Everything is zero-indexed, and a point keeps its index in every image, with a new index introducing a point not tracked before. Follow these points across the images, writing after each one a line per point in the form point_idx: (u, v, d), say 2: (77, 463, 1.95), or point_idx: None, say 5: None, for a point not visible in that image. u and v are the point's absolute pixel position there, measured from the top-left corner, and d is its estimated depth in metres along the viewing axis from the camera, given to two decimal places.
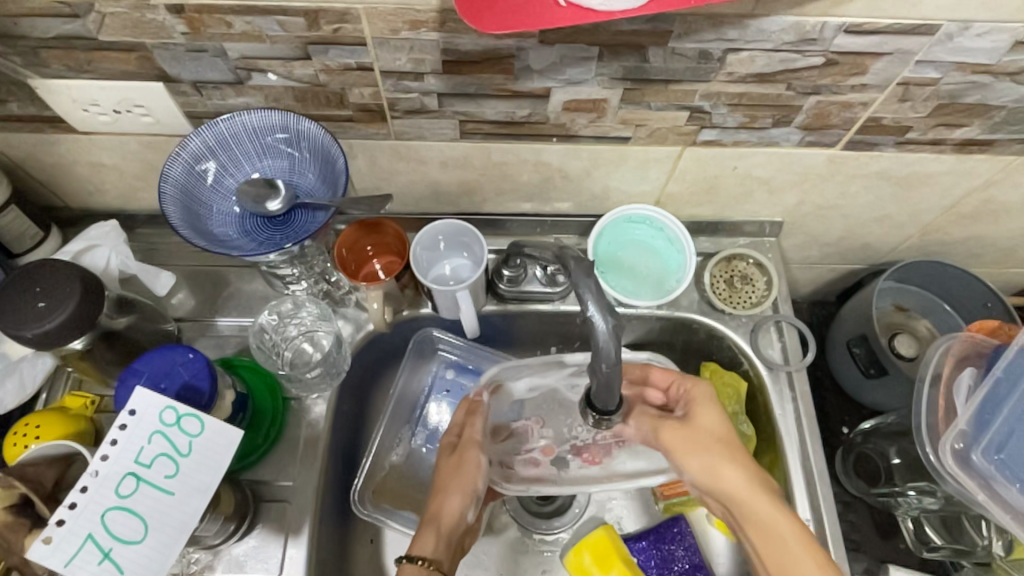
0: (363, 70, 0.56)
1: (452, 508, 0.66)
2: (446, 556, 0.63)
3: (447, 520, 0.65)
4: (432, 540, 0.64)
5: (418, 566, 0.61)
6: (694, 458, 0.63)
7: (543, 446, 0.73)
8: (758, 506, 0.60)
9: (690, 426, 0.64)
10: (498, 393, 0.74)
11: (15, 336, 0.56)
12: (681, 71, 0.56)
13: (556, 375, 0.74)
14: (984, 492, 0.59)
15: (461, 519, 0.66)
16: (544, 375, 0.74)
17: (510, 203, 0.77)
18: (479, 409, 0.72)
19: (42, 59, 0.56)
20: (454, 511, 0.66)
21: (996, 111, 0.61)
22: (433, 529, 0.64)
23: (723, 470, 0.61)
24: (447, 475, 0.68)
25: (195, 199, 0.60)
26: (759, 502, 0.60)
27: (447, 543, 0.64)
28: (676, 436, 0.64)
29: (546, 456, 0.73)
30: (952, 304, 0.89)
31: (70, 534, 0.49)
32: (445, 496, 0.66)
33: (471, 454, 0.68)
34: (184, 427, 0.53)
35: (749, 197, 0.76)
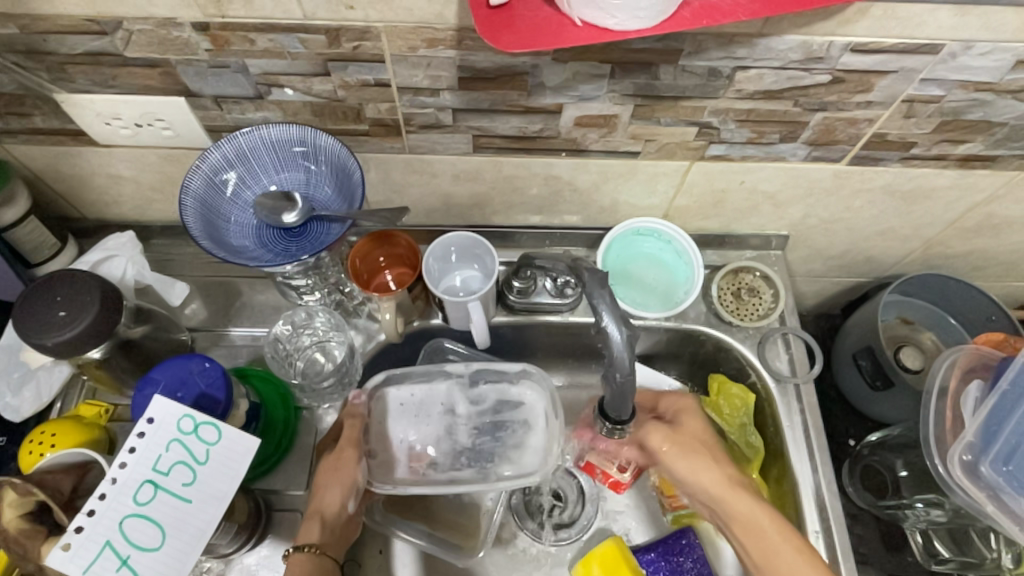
0: (381, 86, 0.58)
1: (332, 500, 0.62)
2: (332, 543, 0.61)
3: (332, 510, 0.62)
4: (318, 529, 0.60)
5: (306, 553, 0.58)
6: (683, 459, 0.65)
7: (418, 450, 0.72)
8: (739, 498, 0.62)
9: (679, 433, 0.67)
10: (375, 401, 0.73)
11: (36, 344, 0.57)
12: (691, 88, 0.58)
13: (441, 384, 0.75)
14: (993, 504, 0.60)
15: (342, 510, 0.63)
16: (426, 384, 0.75)
17: (519, 216, 0.78)
18: (359, 414, 0.69)
19: (69, 74, 0.57)
20: (336, 502, 0.62)
21: (998, 128, 0.63)
22: (317, 521, 0.61)
23: (689, 468, 0.65)
24: (330, 470, 0.64)
25: (214, 211, 0.61)
26: (741, 497, 0.62)
27: (333, 532, 0.62)
28: (662, 442, 0.67)
29: (418, 461, 0.71)
30: (956, 317, 0.90)
31: (89, 541, 0.49)
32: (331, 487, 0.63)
33: (351, 452, 0.65)
34: (201, 435, 0.54)
35: (756, 210, 0.77)
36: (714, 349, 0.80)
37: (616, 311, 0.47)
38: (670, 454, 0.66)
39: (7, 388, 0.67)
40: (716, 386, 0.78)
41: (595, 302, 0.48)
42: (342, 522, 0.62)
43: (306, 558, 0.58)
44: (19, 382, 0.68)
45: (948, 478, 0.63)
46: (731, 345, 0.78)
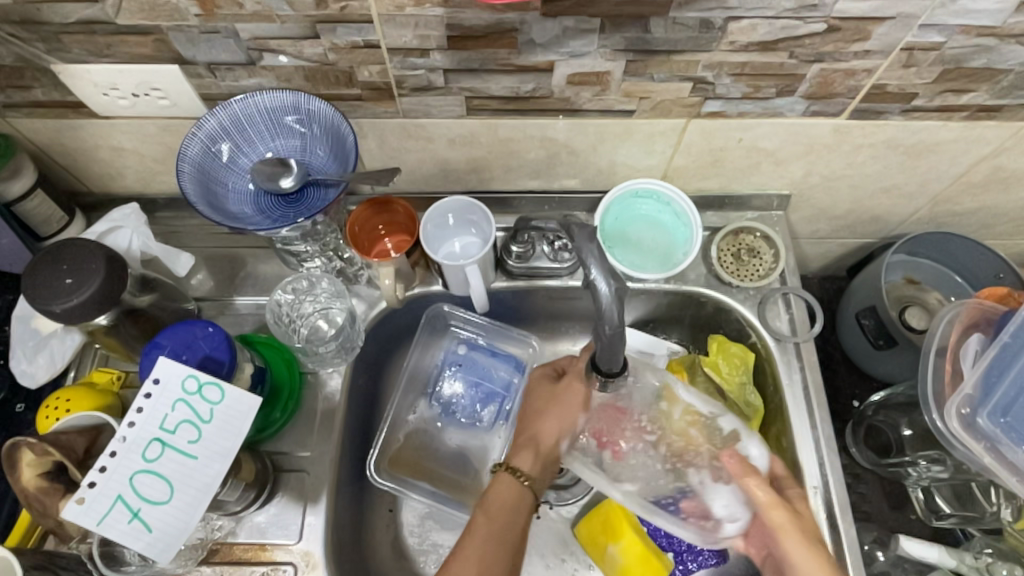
0: (371, 48, 0.58)
1: (549, 431, 0.67)
2: (542, 476, 0.67)
3: (547, 443, 0.67)
4: (531, 458, 0.67)
5: (512, 477, 0.66)
6: (809, 563, 0.57)
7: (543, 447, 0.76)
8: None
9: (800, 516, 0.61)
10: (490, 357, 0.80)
11: (44, 311, 0.59)
12: (683, 41, 0.57)
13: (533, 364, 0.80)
14: (990, 456, 0.61)
15: (556, 445, 0.67)
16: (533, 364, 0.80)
17: (518, 181, 0.78)
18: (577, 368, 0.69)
19: (64, 44, 0.58)
20: (554, 433, 0.67)
21: (1003, 75, 0.61)
22: (530, 450, 0.67)
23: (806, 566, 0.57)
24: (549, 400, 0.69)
25: (211, 178, 0.62)
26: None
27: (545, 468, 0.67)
28: (790, 535, 0.59)
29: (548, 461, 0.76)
30: (962, 275, 0.88)
31: (101, 496, 0.52)
32: (552, 425, 0.67)
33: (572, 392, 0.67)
34: (206, 395, 0.56)
35: (755, 169, 0.76)
36: (714, 311, 0.80)
37: (603, 265, 0.47)
38: (788, 537, 0.59)
39: (23, 356, 0.70)
40: (715, 346, 0.78)
41: (583, 256, 0.48)
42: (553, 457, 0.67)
43: (509, 482, 0.66)
44: (34, 350, 0.70)
45: (945, 431, 0.63)
46: (731, 306, 0.78)
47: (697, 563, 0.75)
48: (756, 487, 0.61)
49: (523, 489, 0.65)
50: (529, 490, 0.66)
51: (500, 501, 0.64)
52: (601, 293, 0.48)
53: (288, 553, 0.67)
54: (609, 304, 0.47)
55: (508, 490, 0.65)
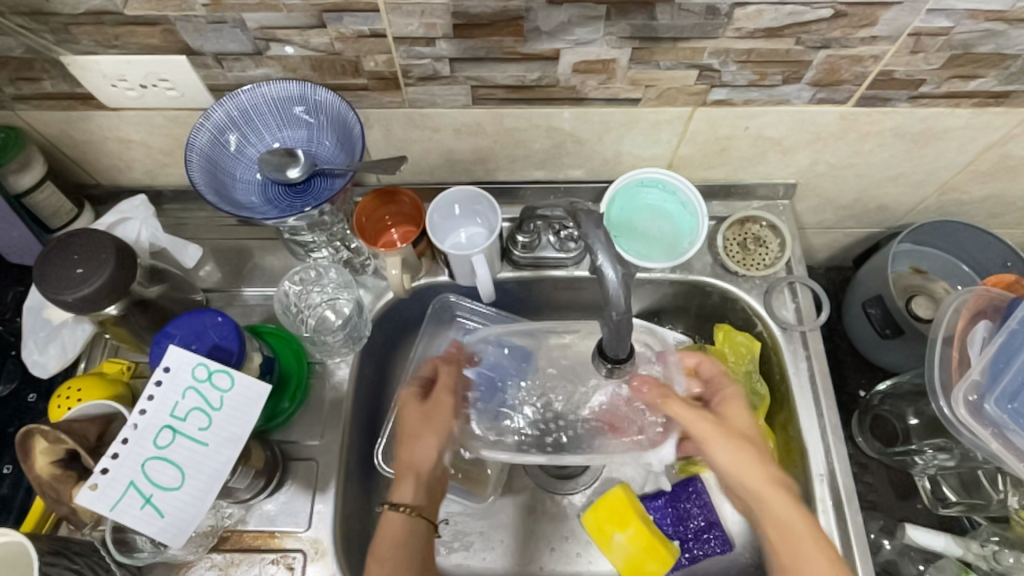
0: (377, 37, 0.58)
1: (425, 450, 0.66)
2: (427, 501, 0.65)
3: (427, 467, 0.65)
4: (412, 488, 0.64)
5: (402, 513, 0.62)
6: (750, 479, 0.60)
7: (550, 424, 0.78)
8: (778, 509, 0.59)
9: (723, 422, 0.64)
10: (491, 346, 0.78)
11: (56, 301, 0.60)
12: (689, 28, 0.57)
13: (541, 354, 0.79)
14: (997, 440, 0.60)
15: (437, 462, 0.66)
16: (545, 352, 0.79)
17: (523, 171, 0.78)
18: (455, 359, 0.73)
19: (72, 35, 0.58)
20: (430, 456, 0.66)
21: (1012, 60, 0.61)
22: (411, 477, 0.64)
23: (743, 470, 0.61)
24: (418, 423, 0.67)
25: (219, 168, 0.63)
26: (777, 499, 0.59)
27: (428, 494, 0.65)
28: (727, 454, 0.62)
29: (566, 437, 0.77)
30: (970, 264, 0.88)
31: (114, 482, 0.52)
32: (416, 446, 0.66)
33: (444, 401, 0.68)
34: (215, 382, 0.56)
35: (761, 157, 0.76)
36: (719, 301, 0.80)
37: (610, 250, 0.48)
38: (717, 445, 0.62)
39: (35, 347, 0.71)
40: (721, 335, 0.78)
41: (590, 243, 0.48)
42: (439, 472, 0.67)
43: (398, 516, 0.62)
44: (45, 340, 0.71)
45: (952, 418, 0.63)
46: (736, 295, 0.78)
47: (703, 551, 0.76)
48: (724, 453, 0.62)
49: (414, 522, 0.62)
50: (421, 519, 0.63)
51: (387, 539, 0.61)
52: (608, 279, 0.48)
53: (297, 540, 0.68)
54: (616, 290, 0.48)
55: (394, 524, 0.61)
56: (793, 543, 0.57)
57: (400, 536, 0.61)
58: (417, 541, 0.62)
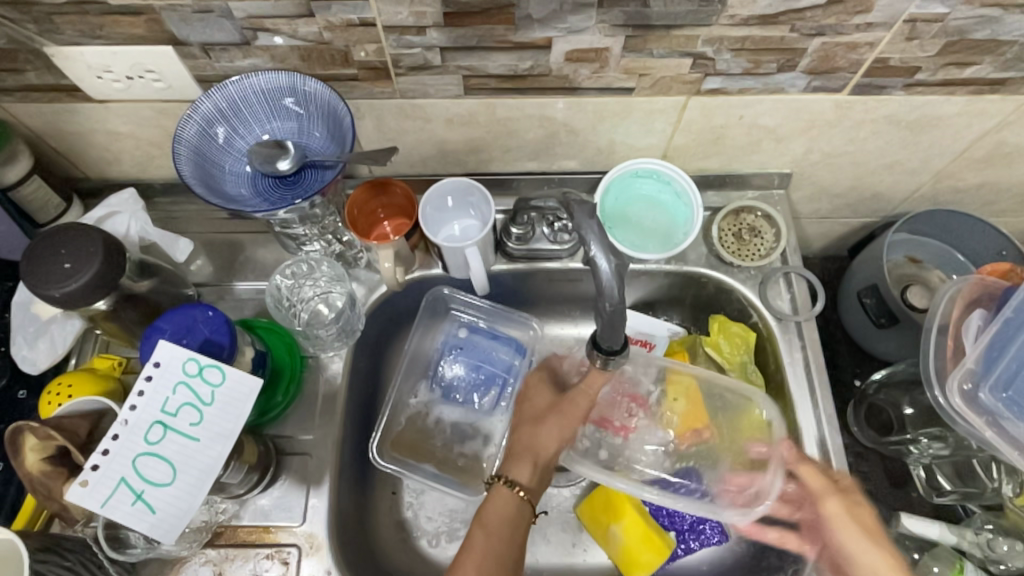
0: (366, 25, 0.57)
1: (550, 440, 0.68)
2: (537, 485, 0.69)
3: (547, 453, 0.68)
4: (529, 471, 0.68)
5: (512, 492, 0.67)
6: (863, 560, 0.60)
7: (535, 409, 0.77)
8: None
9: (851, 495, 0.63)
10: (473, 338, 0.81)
11: (43, 296, 0.59)
12: (682, 15, 0.56)
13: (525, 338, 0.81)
14: (992, 429, 0.60)
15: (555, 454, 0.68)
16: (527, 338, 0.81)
17: (516, 162, 0.78)
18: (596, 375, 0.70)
19: (56, 25, 0.57)
20: (553, 443, 0.68)
21: (1008, 46, 0.60)
22: (530, 462, 0.68)
23: (865, 559, 0.60)
24: (547, 410, 0.70)
25: (208, 160, 0.62)
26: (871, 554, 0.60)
27: (540, 476, 0.69)
28: (849, 537, 0.61)
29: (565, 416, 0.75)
30: (964, 253, 0.88)
31: (104, 478, 0.52)
32: (549, 432, 0.68)
33: (580, 401, 0.69)
34: (206, 377, 0.56)
35: (756, 147, 0.75)
36: (714, 291, 0.80)
37: (603, 241, 0.47)
38: (841, 519, 0.62)
39: (24, 342, 0.70)
40: (716, 327, 0.78)
41: (583, 233, 0.48)
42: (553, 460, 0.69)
43: (510, 496, 0.67)
44: (35, 336, 0.70)
45: (948, 408, 0.63)
46: (731, 285, 0.78)
47: (698, 542, 0.76)
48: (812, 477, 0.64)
49: (518, 502, 0.67)
50: (527, 504, 0.68)
51: (496, 516, 0.66)
52: (601, 269, 0.48)
53: (291, 535, 0.67)
54: (609, 280, 0.47)
55: (505, 505, 0.66)
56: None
57: (512, 513, 0.66)
58: (523, 524, 0.67)
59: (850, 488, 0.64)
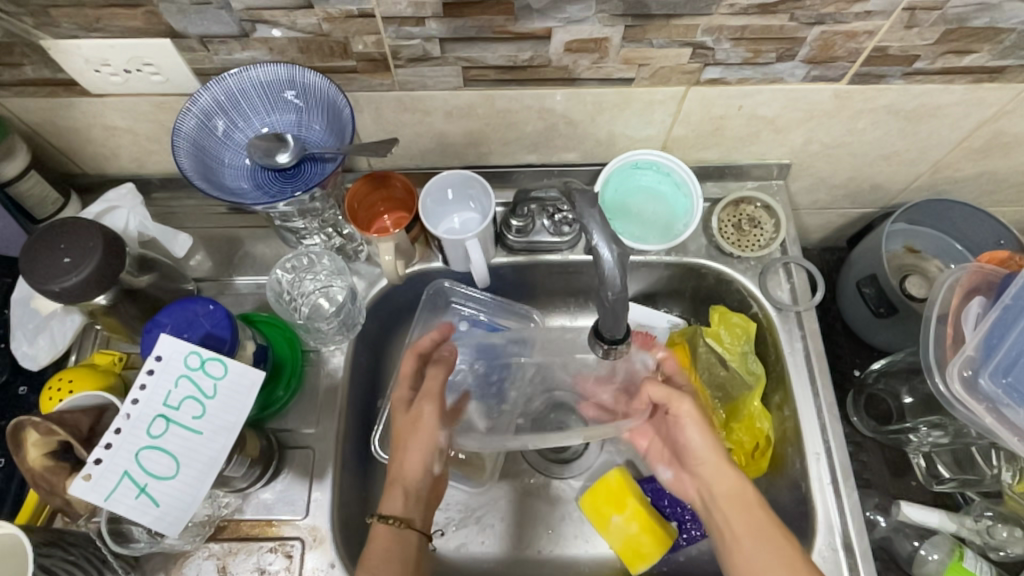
0: (366, 17, 0.57)
1: (414, 462, 0.66)
2: (416, 513, 0.66)
3: (411, 476, 0.66)
4: (401, 502, 0.65)
5: (390, 528, 0.62)
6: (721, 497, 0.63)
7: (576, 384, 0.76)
8: (736, 522, 0.61)
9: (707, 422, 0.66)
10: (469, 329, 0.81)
11: (43, 291, 0.59)
12: (682, 4, 0.56)
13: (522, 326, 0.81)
14: (991, 415, 0.61)
15: (425, 473, 0.67)
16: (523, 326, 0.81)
17: (516, 154, 0.78)
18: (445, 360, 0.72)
19: (53, 18, 0.57)
20: (417, 465, 0.66)
21: (1006, 34, 0.60)
22: (400, 493, 0.65)
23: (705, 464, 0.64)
24: (406, 432, 0.67)
25: (207, 154, 0.62)
26: (732, 488, 0.62)
27: (411, 501, 0.66)
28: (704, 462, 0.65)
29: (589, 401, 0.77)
30: (963, 242, 0.88)
31: (107, 472, 0.52)
32: (411, 452, 0.66)
33: (427, 416, 0.67)
34: (208, 370, 0.56)
35: (755, 138, 0.75)
36: (715, 282, 0.80)
37: (606, 229, 0.47)
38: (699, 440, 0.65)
39: (24, 338, 0.70)
40: (717, 318, 0.79)
41: (585, 223, 0.48)
42: (426, 480, 0.67)
43: (388, 532, 0.62)
44: (35, 332, 0.70)
45: (948, 394, 0.63)
46: (732, 276, 0.78)
47: (700, 531, 0.76)
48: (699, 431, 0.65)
49: (402, 535, 0.63)
50: (413, 533, 0.64)
51: (382, 558, 0.61)
52: (604, 258, 0.48)
53: (295, 528, 0.67)
54: (611, 269, 0.47)
55: (386, 542, 0.62)
56: (744, 527, 0.60)
57: (393, 552, 0.62)
58: (408, 550, 0.63)
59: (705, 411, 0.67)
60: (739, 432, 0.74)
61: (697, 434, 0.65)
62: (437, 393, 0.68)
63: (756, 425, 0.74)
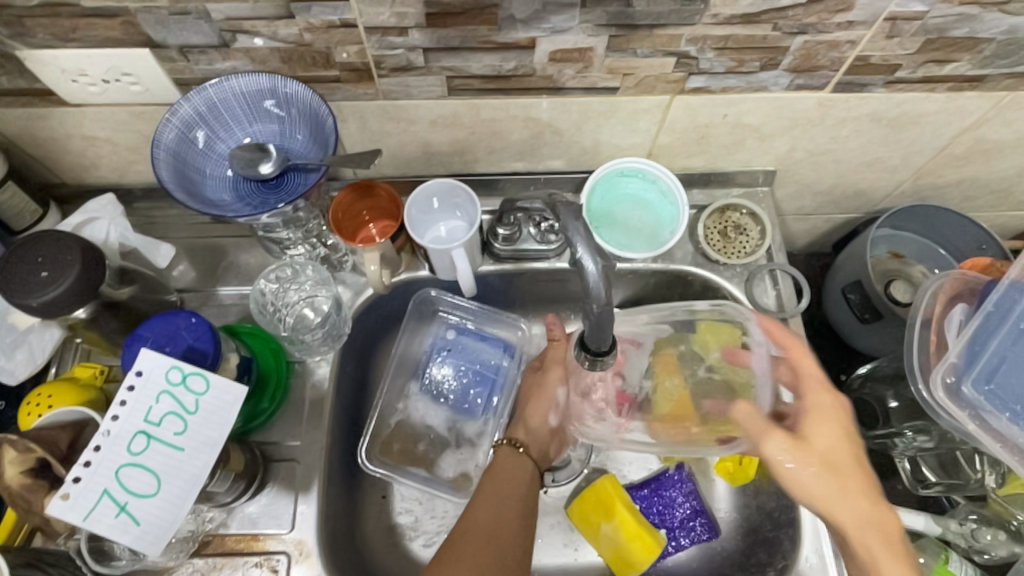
0: (347, 27, 0.57)
1: (534, 414, 0.72)
2: (541, 446, 0.72)
3: (536, 421, 0.72)
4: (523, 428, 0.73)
5: (511, 448, 0.70)
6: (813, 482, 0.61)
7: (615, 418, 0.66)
8: (871, 541, 0.60)
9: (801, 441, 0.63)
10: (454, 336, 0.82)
11: (20, 305, 0.57)
12: (666, 14, 0.56)
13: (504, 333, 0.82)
14: (975, 422, 0.61)
15: (544, 422, 0.72)
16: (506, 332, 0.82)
17: (502, 162, 0.77)
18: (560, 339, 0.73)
19: (28, 29, 0.56)
20: (539, 415, 0.72)
21: (985, 44, 0.61)
22: (523, 424, 0.73)
23: (819, 492, 0.61)
24: (534, 389, 0.73)
25: (188, 165, 0.61)
26: (851, 503, 0.61)
27: (536, 437, 0.72)
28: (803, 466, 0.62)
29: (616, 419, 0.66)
30: (946, 247, 0.89)
31: (86, 491, 0.51)
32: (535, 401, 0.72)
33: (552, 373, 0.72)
34: (190, 385, 0.55)
35: (740, 145, 0.76)
36: (701, 290, 0.80)
37: (590, 241, 0.47)
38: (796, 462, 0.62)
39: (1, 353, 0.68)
40: None
41: (569, 235, 0.47)
42: (545, 434, 0.72)
43: (509, 453, 0.70)
44: (12, 346, 0.69)
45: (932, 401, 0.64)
46: (718, 284, 0.78)
47: (689, 539, 0.76)
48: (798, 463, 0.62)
49: (521, 456, 0.70)
50: (528, 457, 0.70)
51: (506, 473, 0.68)
52: (588, 270, 0.47)
53: (280, 542, 0.67)
54: (596, 280, 0.47)
55: (509, 461, 0.69)
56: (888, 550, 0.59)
57: (518, 471, 0.69)
58: (524, 484, 0.68)
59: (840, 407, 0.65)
60: None
61: (828, 425, 0.64)
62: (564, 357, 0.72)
63: None
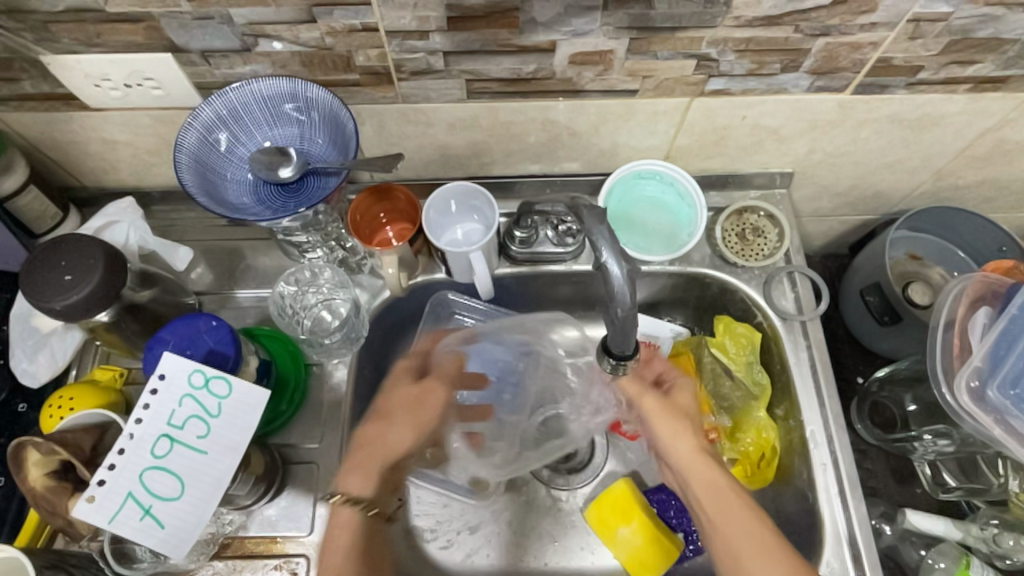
0: (369, 31, 0.57)
1: (399, 438, 0.65)
2: (380, 497, 0.62)
3: (398, 451, 0.65)
4: (359, 480, 0.62)
5: (351, 507, 0.60)
6: (768, 573, 0.51)
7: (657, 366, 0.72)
8: (711, 503, 0.56)
9: (668, 402, 0.64)
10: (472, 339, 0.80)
11: (44, 308, 0.58)
12: (687, 17, 0.56)
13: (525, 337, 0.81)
14: (1000, 427, 0.61)
15: (404, 449, 0.65)
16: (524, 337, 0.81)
17: (518, 164, 0.77)
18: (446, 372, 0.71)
19: (52, 34, 0.56)
20: (402, 441, 0.65)
21: (1010, 45, 0.60)
22: (360, 467, 0.62)
23: (699, 473, 0.58)
24: (410, 406, 0.67)
25: (210, 169, 0.61)
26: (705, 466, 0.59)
27: (378, 487, 0.63)
28: (712, 506, 0.56)
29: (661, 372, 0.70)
30: (965, 249, 0.89)
31: (111, 494, 0.51)
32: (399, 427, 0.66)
33: (434, 395, 0.68)
34: (212, 389, 0.55)
35: (758, 147, 0.75)
36: (719, 292, 0.80)
37: (615, 244, 0.47)
38: (659, 421, 0.63)
39: (24, 355, 0.69)
40: (721, 328, 0.78)
41: (594, 238, 0.47)
42: (388, 480, 0.64)
43: (349, 512, 0.60)
44: (34, 348, 0.69)
45: (955, 406, 0.63)
46: (738, 286, 0.78)
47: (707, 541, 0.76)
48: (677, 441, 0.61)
49: (359, 516, 0.60)
50: (369, 518, 0.60)
51: (341, 542, 0.59)
52: (612, 273, 0.47)
53: (299, 545, 0.67)
54: (620, 283, 0.47)
55: (342, 517, 0.60)
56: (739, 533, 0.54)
57: (351, 538, 0.59)
58: (363, 541, 0.60)
59: (671, 388, 0.66)
60: (744, 441, 0.74)
61: (657, 413, 0.63)
62: (452, 376, 0.71)
63: (762, 436, 0.74)
